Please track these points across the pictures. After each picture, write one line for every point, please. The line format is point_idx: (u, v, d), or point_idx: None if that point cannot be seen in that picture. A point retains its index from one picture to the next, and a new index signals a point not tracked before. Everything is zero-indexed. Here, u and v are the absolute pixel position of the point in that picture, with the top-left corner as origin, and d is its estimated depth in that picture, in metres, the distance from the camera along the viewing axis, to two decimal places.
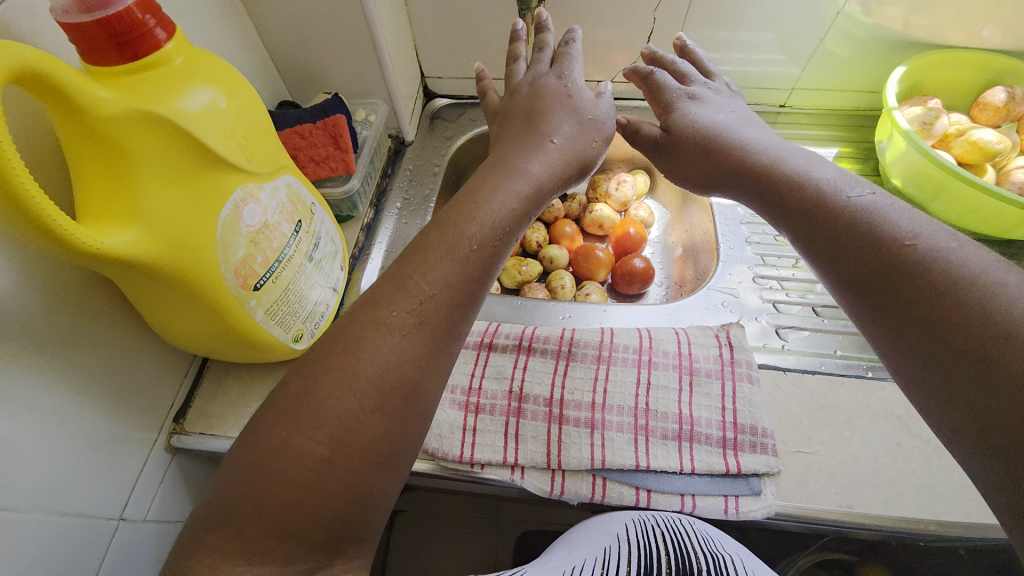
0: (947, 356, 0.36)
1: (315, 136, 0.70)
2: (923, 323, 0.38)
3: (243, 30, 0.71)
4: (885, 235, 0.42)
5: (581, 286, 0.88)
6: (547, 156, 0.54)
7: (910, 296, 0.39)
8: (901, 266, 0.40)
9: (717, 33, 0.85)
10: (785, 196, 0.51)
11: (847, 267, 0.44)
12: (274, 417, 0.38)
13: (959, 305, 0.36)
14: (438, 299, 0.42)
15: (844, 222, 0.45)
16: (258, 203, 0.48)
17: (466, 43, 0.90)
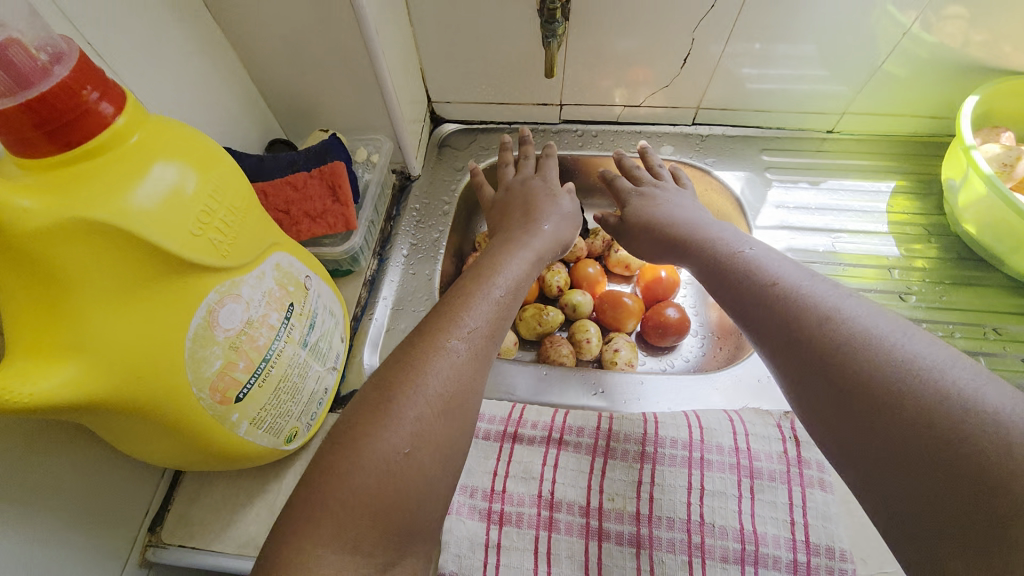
0: (830, 399, 0.35)
1: (309, 187, 0.61)
2: (809, 368, 0.37)
3: (223, 63, 0.62)
4: (781, 293, 0.43)
5: (609, 338, 0.78)
6: (543, 237, 0.60)
7: (797, 343, 0.38)
8: (790, 317, 0.40)
9: (763, 52, 0.74)
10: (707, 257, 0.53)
11: (750, 323, 0.44)
12: (356, 411, 0.38)
13: (840, 349, 0.36)
14: (484, 322, 0.44)
15: (747, 281, 0.46)
16: (239, 299, 0.40)
17: (477, 65, 0.80)
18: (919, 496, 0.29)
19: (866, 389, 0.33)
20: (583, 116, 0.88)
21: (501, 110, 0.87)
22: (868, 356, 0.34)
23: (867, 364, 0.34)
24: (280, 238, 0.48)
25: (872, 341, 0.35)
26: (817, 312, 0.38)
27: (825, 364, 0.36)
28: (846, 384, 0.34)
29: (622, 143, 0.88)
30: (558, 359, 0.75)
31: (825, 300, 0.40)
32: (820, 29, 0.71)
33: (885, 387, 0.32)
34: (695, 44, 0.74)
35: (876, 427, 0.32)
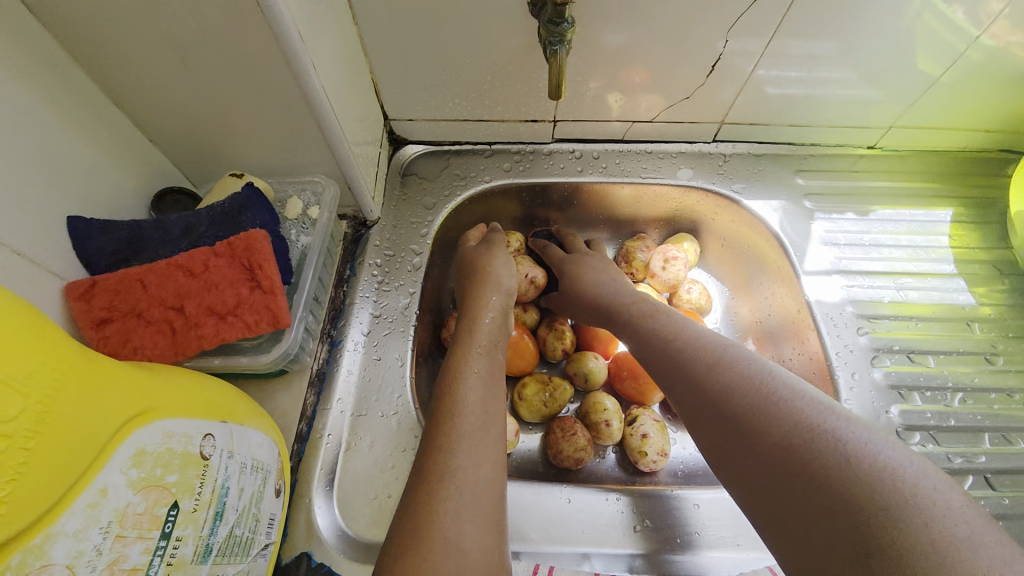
0: (722, 427, 0.38)
1: (214, 271, 0.41)
2: (704, 401, 0.40)
3: (63, 87, 0.40)
4: (677, 344, 0.46)
5: (632, 418, 0.62)
6: (489, 332, 0.51)
7: (694, 382, 0.41)
8: (689, 363, 0.43)
9: (801, 55, 0.59)
10: (626, 313, 0.55)
11: (654, 367, 0.47)
12: (389, 549, 0.35)
13: (728, 385, 0.39)
14: (475, 416, 0.42)
15: (652, 332, 0.49)
16: (52, 573, 0.22)
17: (446, 74, 0.61)
18: (792, 506, 0.32)
19: (746, 416, 0.36)
20: (581, 134, 0.71)
21: (479, 129, 0.69)
22: (748, 389, 0.38)
23: (748, 394, 0.37)
24: (145, 397, 0.29)
25: (751, 374, 0.39)
26: (705, 359, 0.42)
27: (714, 396, 0.39)
28: (731, 414, 0.37)
29: (629, 166, 0.72)
30: (574, 454, 0.58)
31: (717, 344, 0.43)
32: (861, 31, 0.57)
33: (758, 412, 0.36)
34: (725, 46, 0.58)
35: (756, 450, 0.35)
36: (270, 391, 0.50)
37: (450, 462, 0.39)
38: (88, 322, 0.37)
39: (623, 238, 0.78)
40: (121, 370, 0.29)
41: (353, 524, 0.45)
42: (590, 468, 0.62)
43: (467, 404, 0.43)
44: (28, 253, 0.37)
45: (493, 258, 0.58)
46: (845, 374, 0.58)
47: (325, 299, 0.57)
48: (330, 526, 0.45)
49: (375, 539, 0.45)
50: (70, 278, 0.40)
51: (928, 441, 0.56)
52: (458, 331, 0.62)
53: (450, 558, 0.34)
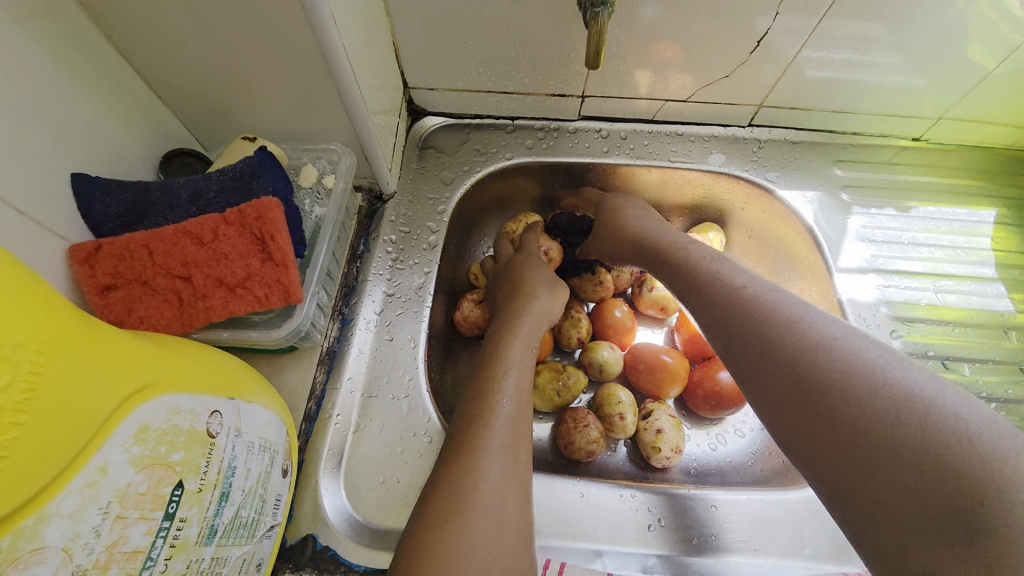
0: (780, 391, 0.34)
1: (224, 239, 0.39)
2: (763, 366, 0.36)
3: (66, 33, 0.37)
4: (736, 297, 0.41)
5: (647, 412, 0.60)
6: (536, 312, 0.51)
7: (755, 344, 0.37)
8: (748, 323, 0.38)
9: (848, 38, 0.55)
10: (672, 263, 0.50)
11: (708, 321, 0.42)
12: (429, 509, 0.35)
13: (793, 348, 0.35)
14: (514, 398, 0.42)
15: (707, 284, 0.44)
16: (46, 556, 0.21)
17: (472, 40, 0.57)
18: (866, 480, 0.28)
19: (811, 380, 0.32)
20: (610, 112, 0.67)
21: (503, 102, 0.65)
22: (812, 351, 0.34)
23: (814, 356, 0.33)
24: (148, 369, 0.27)
25: (817, 335, 0.34)
26: (774, 315, 0.37)
27: (776, 361, 0.35)
28: (794, 379, 0.33)
29: (658, 148, 0.68)
30: (586, 446, 0.56)
31: (774, 301, 0.39)
32: (917, 13, 0.52)
33: (823, 377, 0.32)
34: (775, 21, 0.54)
35: (827, 413, 0.31)
36: (278, 367, 0.49)
37: (484, 443, 0.38)
38: (91, 288, 0.36)
39: None
40: (123, 340, 0.27)
41: (360, 508, 0.44)
42: (601, 460, 0.60)
43: (508, 383, 0.43)
44: (28, 210, 0.35)
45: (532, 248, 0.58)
46: None
47: (338, 274, 0.55)
48: (337, 509, 0.44)
49: (382, 525, 0.44)
50: (72, 239, 0.38)
51: None
52: (473, 314, 0.59)
53: (492, 526, 0.35)
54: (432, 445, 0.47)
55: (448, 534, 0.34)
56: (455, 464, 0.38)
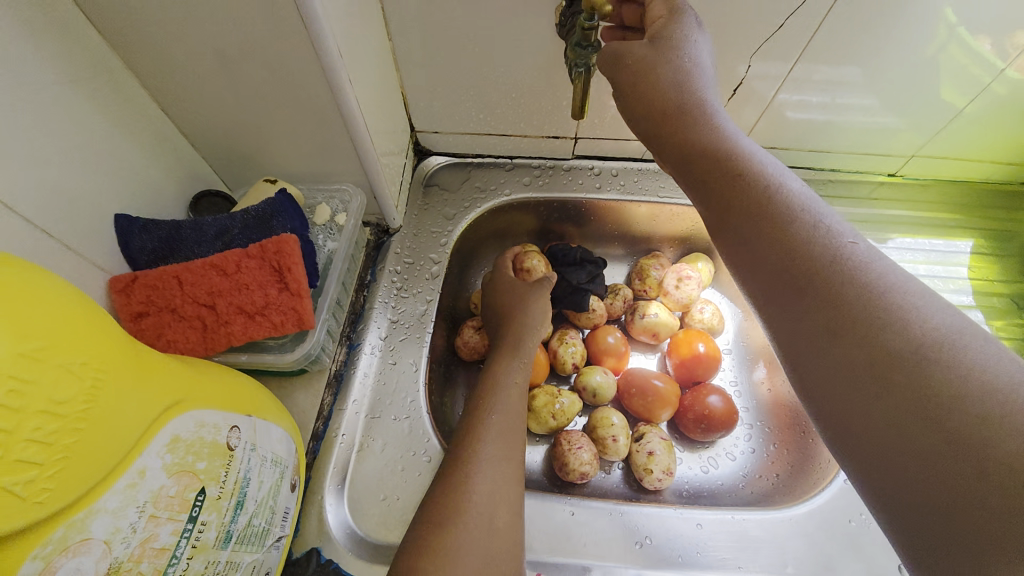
0: (840, 365, 0.29)
1: (245, 271, 0.43)
2: (821, 332, 0.30)
3: (117, 93, 0.43)
4: (796, 239, 0.32)
5: (639, 435, 0.62)
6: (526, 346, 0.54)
7: (812, 299, 0.30)
8: (804, 271, 0.31)
9: (824, 81, 0.60)
10: (722, 173, 0.36)
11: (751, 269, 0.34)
12: (426, 520, 0.39)
13: (866, 315, 0.28)
14: (504, 416, 0.46)
15: (754, 214, 0.34)
16: (91, 547, 0.24)
17: (473, 89, 0.63)
18: (937, 494, 0.25)
19: (886, 365, 0.27)
20: (601, 151, 0.72)
21: (501, 144, 0.71)
22: (889, 323, 0.27)
23: (893, 332, 0.27)
24: (180, 387, 0.31)
25: (897, 302, 0.28)
26: (846, 274, 0.30)
27: (840, 328, 0.29)
28: (862, 355, 0.28)
29: (647, 184, 0.73)
30: (578, 469, 0.58)
31: (841, 242, 0.31)
32: (882, 61, 0.57)
33: (902, 363, 0.26)
34: (747, 71, 0.59)
35: (904, 408, 0.26)
36: (289, 389, 0.52)
37: (475, 455, 0.42)
38: (127, 315, 0.40)
39: (638, 255, 0.79)
40: (159, 361, 0.31)
41: (362, 524, 0.47)
42: (595, 482, 0.63)
43: (498, 413, 0.46)
44: (77, 247, 0.39)
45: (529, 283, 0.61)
46: None
47: (346, 302, 0.59)
48: (340, 524, 0.47)
49: (382, 540, 0.46)
50: (112, 271, 0.42)
51: None
52: (472, 340, 0.63)
53: (476, 539, 0.37)
54: (431, 464, 0.50)
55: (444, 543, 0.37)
56: (449, 480, 0.41)
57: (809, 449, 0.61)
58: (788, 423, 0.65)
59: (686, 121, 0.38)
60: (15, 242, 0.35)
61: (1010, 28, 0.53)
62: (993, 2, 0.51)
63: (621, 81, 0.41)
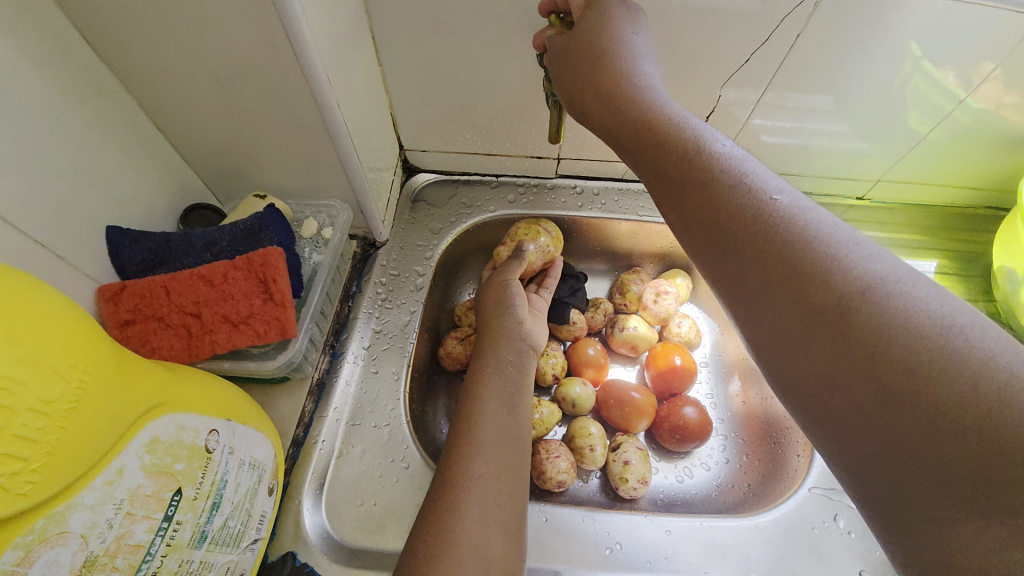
0: (789, 322, 0.31)
1: (231, 281, 0.45)
2: (764, 290, 0.32)
3: (114, 111, 0.46)
4: (734, 203, 0.34)
5: (616, 445, 0.64)
6: (499, 354, 0.53)
7: (759, 260, 0.32)
8: (751, 236, 0.33)
9: (798, 108, 0.63)
10: (663, 148, 0.38)
11: (699, 238, 0.36)
12: (419, 545, 0.40)
13: (807, 271, 0.30)
14: (490, 432, 0.46)
15: (696, 183, 0.36)
16: (68, 539, 0.25)
17: (459, 111, 0.66)
18: (882, 434, 0.27)
19: (829, 316, 0.29)
20: (583, 171, 0.75)
21: (487, 162, 0.74)
22: (826, 275, 0.29)
23: (833, 281, 0.29)
24: (160, 391, 0.32)
25: (833, 253, 0.30)
26: (782, 231, 0.32)
27: (783, 284, 0.31)
28: (807, 310, 0.30)
29: (627, 203, 0.76)
30: (555, 477, 0.59)
31: (780, 202, 0.33)
32: (849, 88, 0.60)
33: (840, 312, 0.28)
34: (721, 95, 0.62)
35: (842, 351, 0.28)
36: (272, 396, 0.54)
37: (465, 477, 0.43)
38: (114, 322, 0.42)
39: (619, 270, 0.81)
40: (144, 367, 0.32)
41: (338, 528, 0.48)
42: (573, 490, 0.64)
43: (485, 433, 0.46)
44: (68, 257, 0.41)
45: (494, 288, 0.60)
46: None
47: (331, 313, 0.60)
48: (316, 527, 0.48)
49: (358, 544, 0.47)
50: (102, 280, 0.44)
51: None
52: (454, 350, 0.65)
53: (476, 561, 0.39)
54: (409, 470, 0.52)
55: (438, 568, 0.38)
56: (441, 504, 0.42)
57: (780, 457, 0.63)
58: (760, 434, 0.67)
59: (628, 104, 0.40)
60: (10, 252, 0.36)
61: (974, 59, 0.56)
62: (945, 39, 0.54)
63: (572, 76, 0.43)
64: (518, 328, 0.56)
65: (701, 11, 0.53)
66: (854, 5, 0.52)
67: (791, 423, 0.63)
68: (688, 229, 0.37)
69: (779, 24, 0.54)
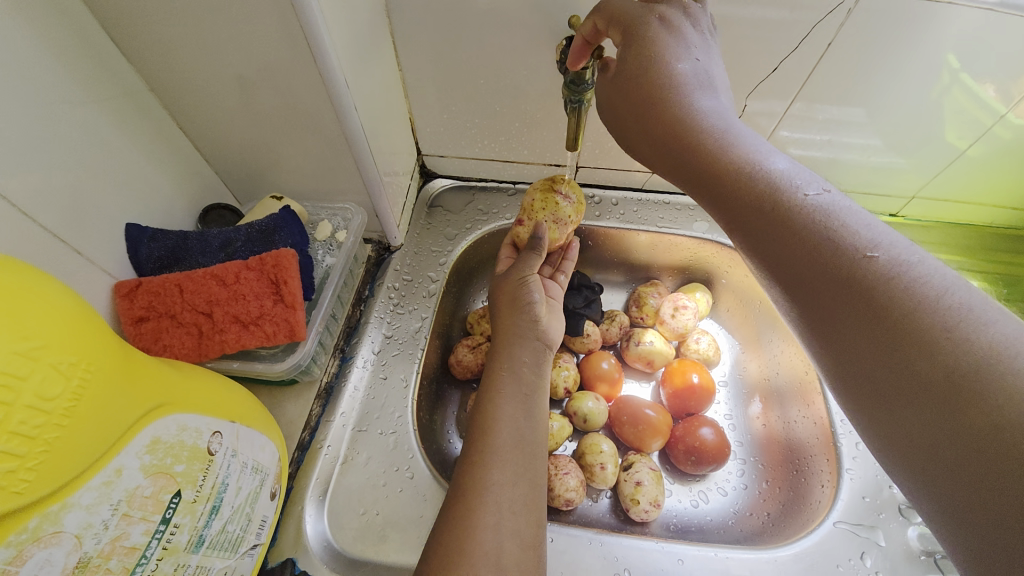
0: (885, 384, 0.28)
1: (243, 282, 0.45)
2: (866, 344, 0.29)
3: (138, 111, 0.46)
4: (825, 249, 0.31)
5: (628, 464, 0.61)
6: (512, 356, 0.52)
7: (849, 316, 0.30)
8: (836, 289, 0.30)
9: (828, 120, 0.61)
10: (737, 186, 0.36)
11: (786, 284, 0.34)
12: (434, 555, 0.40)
13: (902, 330, 0.27)
14: (507, 435, 0.46)
15: (780, 226, 0.33)
16: (62, 539, 0.25)
17: (477, 118, 0.65)
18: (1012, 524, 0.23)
19: (931, 384, 0.26)
20: (602, 180, 0.74)
21: (505, 169, 0.73)
22: (924, 334, 0.27)
23: (934, 343, 0.26)
24: (164, 391, 0.32)
25: (933, 310, 0.27)
26: (887, 283, 0.28)
27: (889, 341, 0.28)
28: (904, 373, 0.27)
29: (646, 214, 0.74)
30: (563, 495, 0.57)
31: (869, 250, 0.30)
32: (886, 99, 0.58)
33: (964, 385, 0.25)
34: (747, 105, 0.60)
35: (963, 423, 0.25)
36: (280, 398, 0.53)
37: (482, 480, 0.43)
38: (129, 318, 0.43)
39: (637, 283, 0.79)
40: (149, 365, 0.32)
41: (339, 537, 0.47)
42: (582, 510, 0.61)
43: (499, 438, 0.45)
44: (88, 253, 0.42)
45: (508, 285, 0.57)
46: (848, 443, 0.57)
47: (342, 316, 0.60)
48: (317, 535, 0.47)
49: (358, 555, 0.46)
50: (119, 277, 0.45)
51: None
52: (465, 358, 0.64)
53: (492, 570, 0.39)
54: (414, 480, 0.51)
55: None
56: (456, 510, 0.42)
57: (801, 488, 0.59)
58: (781, 460, 0.64)
59: (692, 138, 0.38)
60: (27, 245, 0.37)
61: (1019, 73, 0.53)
62: (988, 52, 0.51)
63: (623, 104, 0.43)
64: (534, 329, 0.54)
65: (728, 21, 0.51)
66: (893, 13, 0.49)
67: (815, 452, 0.60)
68: (771, 273, 0.35)
69: (810, 32, 0.52)
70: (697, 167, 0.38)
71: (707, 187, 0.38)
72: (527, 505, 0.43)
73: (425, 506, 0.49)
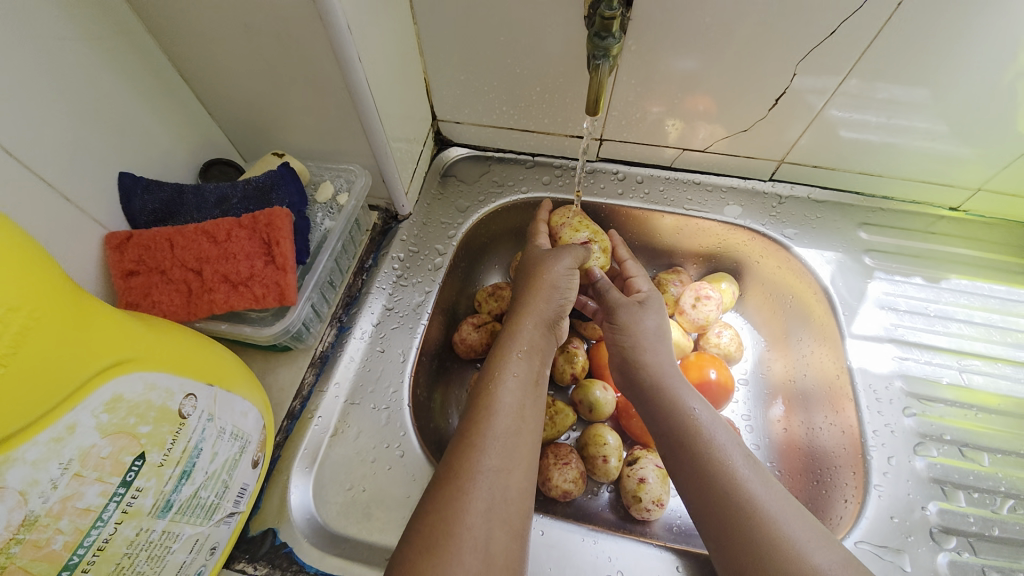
0: (716, 532, 0.41)
1: (234, 241, 0.43)
2: (700, 485, 0.43)
3: (131, 52, 0.43)
4: (689, 425, 0.46)
5: (633, 459, 0.57)
6: (529, 338, 0.50)
7: (697, 485, 0.43)
8: (698, 467, 0.44)
9: (886, 101, 0.54)
10: (640, 370, 0.51)
11: (658, 439, 0.48)
12: (417, 533, 0.37)
13: (722, 488, 0.42)
14: (507, 418, 0.43)
15: (664, 403, 0.48)
16: (4, 495, 0.24)
17: (496, 80, 0.61)
18: None
19: (745, 536, 0.39)
20: (628, 156, 0.68)
21: (524, 140, 0.69)
22: (734, 486, 0.42)
23: (745, 503, 0.41)
24: (131, 347, 0.30)
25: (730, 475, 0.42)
26: (713, 457, 0.43)
27: (712, 491, 0.42)
28: (729, 526, 0.40)
29: (673, 195, 0.68)
30: (561, 486, 0.54)
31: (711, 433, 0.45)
32: (954, 80, 0.50)
33: (744, 524, 0.40)
34: (793, 80, 0.54)
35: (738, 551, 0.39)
36: (274, 364, 0.52)
37: (479, 461, 0.40)
38: (118, 271, 0.41)
39: (658, 269, 0.75)
40: (116, 320, 0.30)
41: (323, 511, 0.46)
42: (581, 503, 0.58)
43: (499, 423, 0.43)
44: (76, 199, 0.40)
45: (546, 260, 0.54)
46: (879, 457, 0.52)
47: (342, 284, 0.58)
48: (301, 507, 0.45)
49: (342, 530, 0.45)
50: (109, 227, 0.43)
51: (964, 548, 0.48)
52: (469, 337, 0.61)
53: (479, 561, 0.36)
54: (404, 459, 0.49)
55: (445, 559, 0.35)
56: (447, 489, 0.39)
57: (821, 500, 0.55)
58: (800, 467, 0.59)
59: (618, 328, 0.54)
60: (7, 187, 0.35)
61: None
62: None
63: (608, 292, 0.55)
64: (549, 320, 0.52)
65: None
66: None
67: (840, 463, 0.55)
68: (653, 429, 0.48)
69: None
70: (630, 354, 0.52)
71: (625, 363, 0.52)
72: (516, 497, 0.40)
73: (413, 486, 0.47)
